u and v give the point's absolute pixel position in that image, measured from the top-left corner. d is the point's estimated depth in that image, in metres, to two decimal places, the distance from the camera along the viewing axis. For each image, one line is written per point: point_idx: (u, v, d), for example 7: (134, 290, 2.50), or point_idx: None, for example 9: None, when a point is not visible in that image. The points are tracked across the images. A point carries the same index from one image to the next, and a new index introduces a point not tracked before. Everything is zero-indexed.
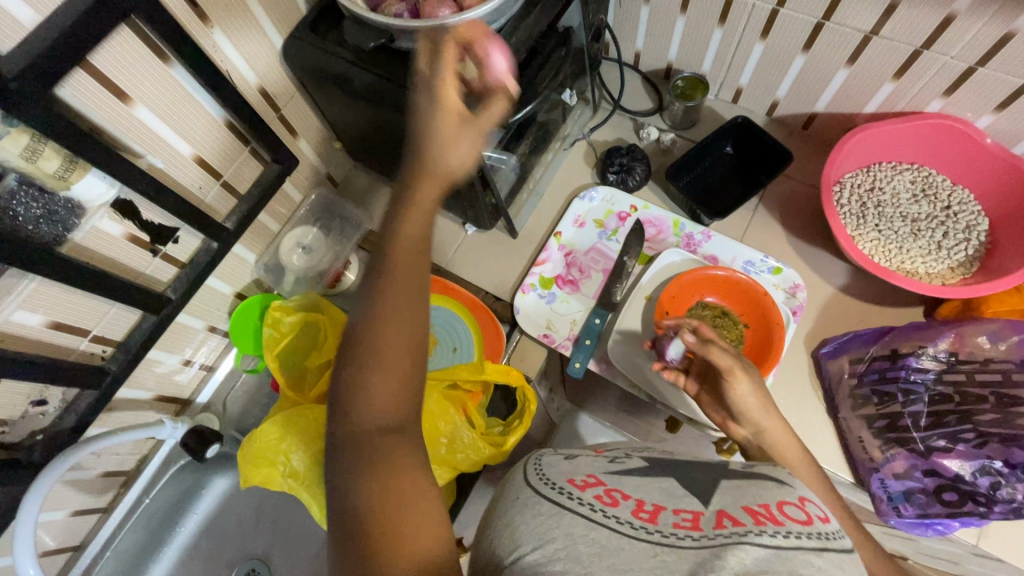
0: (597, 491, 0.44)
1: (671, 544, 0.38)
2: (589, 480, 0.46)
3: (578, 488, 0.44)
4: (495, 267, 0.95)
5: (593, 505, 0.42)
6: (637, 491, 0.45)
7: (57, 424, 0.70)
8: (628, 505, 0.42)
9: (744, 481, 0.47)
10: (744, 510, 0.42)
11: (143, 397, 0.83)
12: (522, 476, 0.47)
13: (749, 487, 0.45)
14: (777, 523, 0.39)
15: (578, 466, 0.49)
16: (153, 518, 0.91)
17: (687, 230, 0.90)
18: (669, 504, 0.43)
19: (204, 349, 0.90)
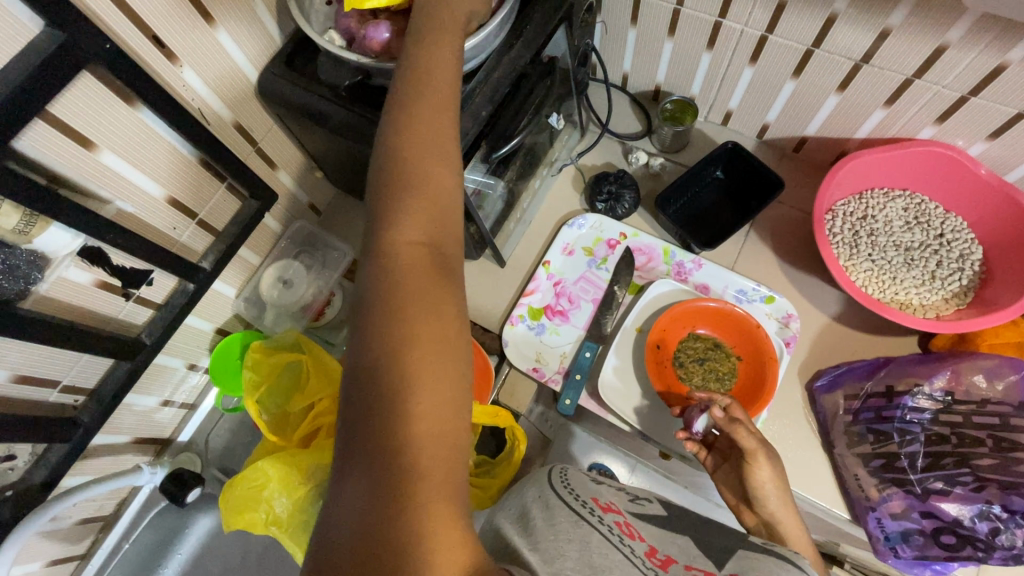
0: (617, 521, 0.46)
1: None
2: (607, 507, 0.48)
3: (599, 510, 0.47)
4: (481, 297, 0.92)
5: (613, 530, 0.44)
6: (654, 539, 0.46)
7: (27, 480, 0.67)
8: (641, 546, 0.44)
9: (761, 554, 0.46)
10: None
11: (121, 442, 0.81)
12: (549, 479, 0.50)
13: (766, 560, 0.44)
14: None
15: (601, 492, 0.51)
16: (134, 562, 0.88)
17: (677, 258, 0.89)
18: (681, 560, 0.44)
19: (184, 388, 0.87)
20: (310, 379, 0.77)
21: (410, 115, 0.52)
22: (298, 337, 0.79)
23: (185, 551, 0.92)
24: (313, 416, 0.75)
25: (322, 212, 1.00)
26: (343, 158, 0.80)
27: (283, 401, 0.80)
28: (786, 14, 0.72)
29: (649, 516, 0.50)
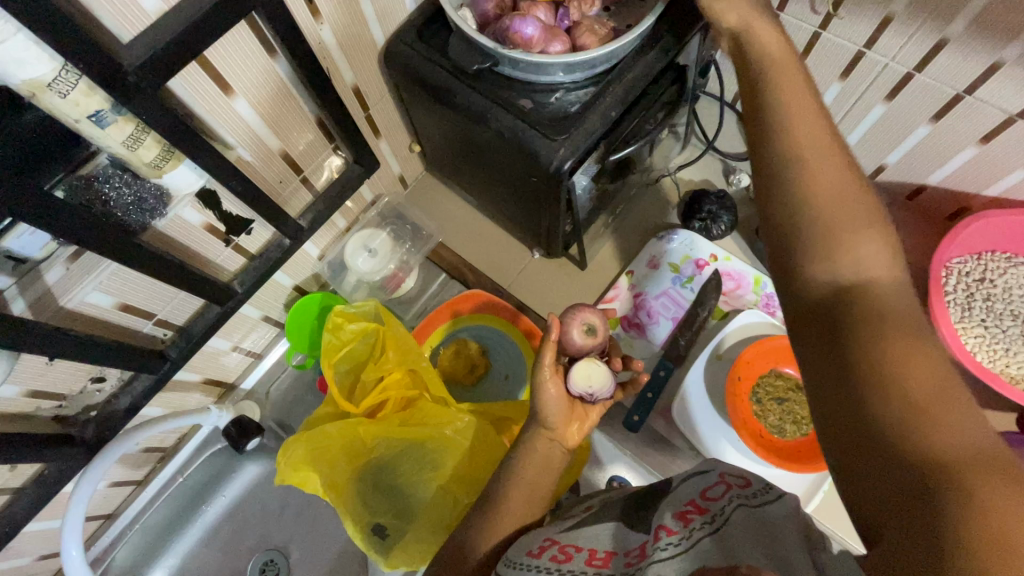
0: (553, 552, 0.49)
1: None
2: (543, 544, 0.51)
3: (533, 558, 0.49)
4: (559, 297, 0.92)
5: (549, 569, 0.47)
6: (589, 539, 0.50)
7: (111, 404, 0.68)
8: (583, 556, 0.48)
9: (673, 494, 0.50)
10: (674, 516, 0.46)
11: (191, 380, 0.83)
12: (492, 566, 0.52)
13: (678, 496, 0.49)
14: (706, 513, 0.45)
15: (535, 533, 0.53)
16: (183, 494, 0.92)
17: (767, 290, 0.86)
18: (619, 549, 0.48)
19: (254, 336, 0.88)
20: (389, 353, 0.77)
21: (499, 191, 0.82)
22: (377, 307, 0.79)
23: (231, 494, 0.94)
24: (386, 391, 0.76)
25: (409, 186, 1.00)
26: (449, 137, 0.79)
27: (355, 368, 0.79)
28: (943, 54, 0.68)
29: (582, 522, 0.53)
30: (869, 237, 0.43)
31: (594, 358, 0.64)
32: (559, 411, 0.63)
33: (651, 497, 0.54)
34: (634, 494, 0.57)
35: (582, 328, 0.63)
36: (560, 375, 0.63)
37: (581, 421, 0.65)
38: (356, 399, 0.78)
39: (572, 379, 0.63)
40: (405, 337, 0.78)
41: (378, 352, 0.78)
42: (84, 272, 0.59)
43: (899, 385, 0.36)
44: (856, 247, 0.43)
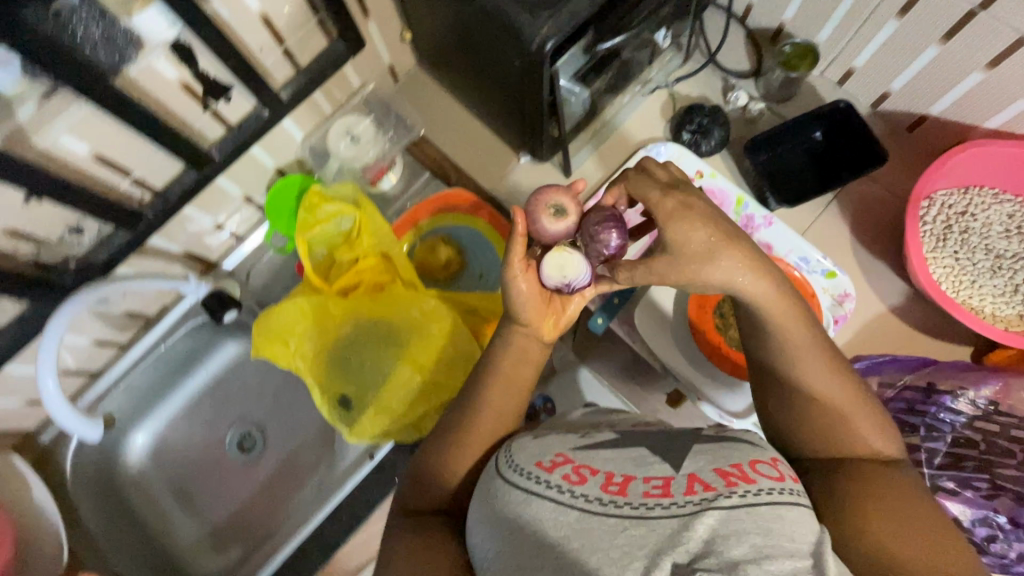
0: (565, 470, 0.48)
1: (642, 515, 0.44)
2: (555, 458, 0.49)
3: (545, 471, 0.48)
4: None
5: (560, 486, 0.47)
6: (605, 464, 0.49)
7: (90, 256, 0.72)
8: (598, 480, 0.47)
9: (715, 445, 0.49)
10: (715, 472, 0.46)
11: (172, 250, 0.85)
12: (496, 465, 0.52)
13: (720, 449, 0.48)
14: (750, 481, 0.44)
15: (547, 444, 0.52)
16: (165, 363, 0.96)
17: (748, 211, 0.84)
18: (638, 473, 0.47)
19: (237, 217, 0.90)
20: (362, 236, 0.78)
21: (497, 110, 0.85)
22: (354, 191, 0.79)
23: (211, 369, 0.99)
24: (358, 272, 0.78)
25: (400, 80, 0.97)
26: (438, 21, 0.76)
27: (329, 249, 0.81)
28: None
29: (600, 445, 0.51)
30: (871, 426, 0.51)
31: (565, 246, 0.61)
32: (533, 306, 0.59)
33: (686, 437, 0.51)
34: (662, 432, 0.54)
35: (551, 212, 0.62)
36: (534, 268, 0.59)
37: (557, 319, 0.61)
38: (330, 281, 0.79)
39: (545, 268, 0.59)
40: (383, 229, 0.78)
41: (354, 239, 0.78)
42: (56, 113, 0.58)
43: (904, 532, 0.43)
44: (860, 427, 0.50)
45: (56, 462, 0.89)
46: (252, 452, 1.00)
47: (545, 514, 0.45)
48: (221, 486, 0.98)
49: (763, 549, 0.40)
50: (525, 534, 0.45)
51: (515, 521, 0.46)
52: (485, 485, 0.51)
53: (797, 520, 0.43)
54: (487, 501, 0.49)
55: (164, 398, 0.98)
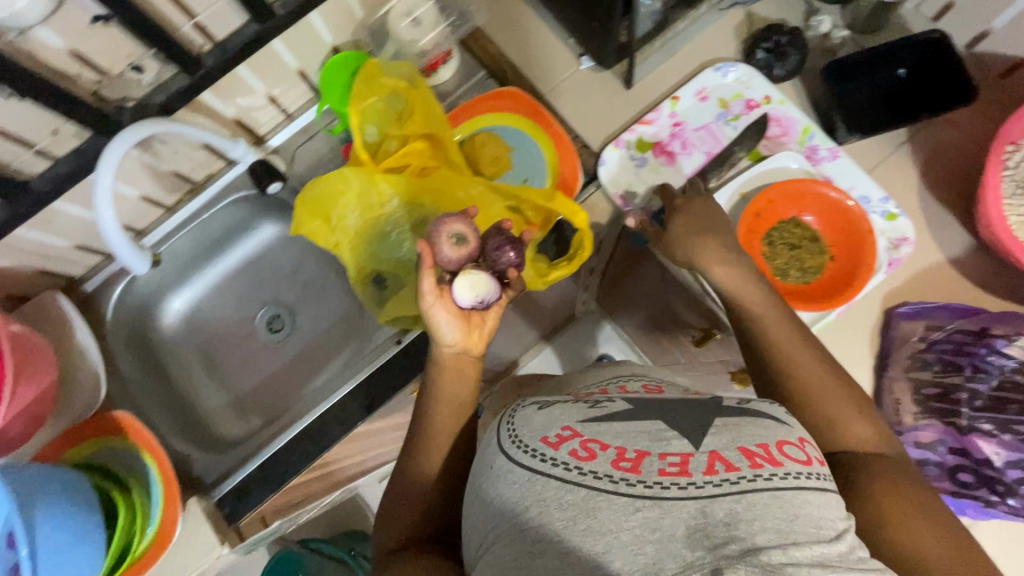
0: (572, 445, 0.46)
1: (658, 496, 0.41)
2: (563, 432, 0.47)
3: (551, 447, 0.46)
4: (594, 109, 0.87)
5: (567, 465, 0.44)
6: (617, 437, 0.46)
7: (148, 95, 0.71)
8: (610, 455, 0.44)
9: (739, 419, 0.48)
10: (740, 451, 0.44)
11: (224, 114, 0.85)
12: (496, 435, 0.50)
13: (746, 423, 0.47)
14: (777, 464, 0.43)
15: (554, 417, 0.49)
16: (207, 232, 0.97)
17: (813, 142, 0.81)
18: (653, 450, 0.45)
19: (290, 93, 0.90)
20: (413, 116, 0.77)
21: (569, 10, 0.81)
22: (411, 70, 0.77)
23: (248, 248, 1.02)
24: (405, 151, 0.77)
25: None
26: None
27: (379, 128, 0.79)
28: None
29: (614, 417, 0.48)
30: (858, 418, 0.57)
31: (469, 271, 0.63)
32: (456, 327, 0.61)
33: (711, 407, 0.49)
34: (680, 399, 0.52)
35: (450, 241, 0.64)
36: (447, 295, 0.62)
37: (482, 330, 0.62)
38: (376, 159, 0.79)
39: (457, 293, 0.61)
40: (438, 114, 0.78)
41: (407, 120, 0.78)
42: None
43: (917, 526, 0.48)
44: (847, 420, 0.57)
45: (97, 310, 0.92)
46: (283, 332, 1.04)
47: (551, 494, 0.43)
48: (250, 360, 1.02)
49: (783, 539, 0.40)
50: (524, 523, 0.43)
51: (518, 497, 0.45)
52: (480, 462, 0.50)
53: (813, 500, 0.42)
54: (486, 482, 0.48)
55: (203, 268, 1.01)
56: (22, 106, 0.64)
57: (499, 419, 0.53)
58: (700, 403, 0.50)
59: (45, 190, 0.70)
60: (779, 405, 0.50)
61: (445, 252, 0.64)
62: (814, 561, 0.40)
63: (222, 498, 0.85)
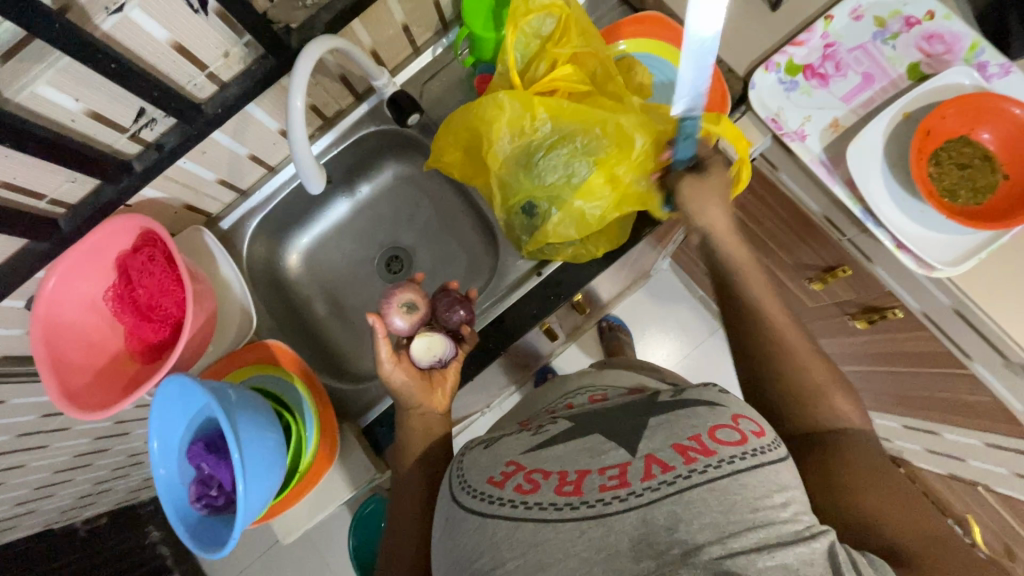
0: (518, 481, 0.52)
1: (601, 513, 0.47)
2: (507, 469, 0.54)
3: (497, 487, 0.52)
4: (736, 32, 0.85)
5: (513, 500, 0.51)
6: (556, 464, 0.53)
7: (313, 17, 0.71)
8: (551, 483, 0.51)
9: (672, 414, 0.54)
10: (674, 449, 0.50)
11: (363, 43, 0.84)
12: (450, 489, 0.57)
13: (678, 418, 0.53)
14: (710, 454, 0.49)
15: (498, 454, 0.57)
16: (333, 170, 0.97)
17: (982, 58, 0.77)
18: (593, 467, 0.51)
19: (423, 23, 0.89)
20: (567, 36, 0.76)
21: None
22: None
23: (368, 189, 1.03)
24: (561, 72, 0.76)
25: None
26: None
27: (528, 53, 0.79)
28: None
29: (555, 439, 0.56)
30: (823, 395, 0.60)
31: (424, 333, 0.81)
32: (420, 389, 0.78)
33: (645, 409, 0.56)
34: (618, 408, 0.59)
35: (401, 309, 0.81)
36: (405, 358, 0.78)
37: (444, 389, 0.80)
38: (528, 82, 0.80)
39: (415, 357, 0.80)
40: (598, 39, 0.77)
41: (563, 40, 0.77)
42: None
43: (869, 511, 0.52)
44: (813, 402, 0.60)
45: (233, 248, 0.94)
46: (401, 274, 1.05)
47: (502, 533, 0.49)
48: (371, 300, 1.03)
49: (725, 530, 0.46)
50: (482, 568, 0.50)
51: (483, 552, 0.50)
52: (446, 516, 0.56)
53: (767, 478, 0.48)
54: (453, 526, 0.54)
55: (326, 208, 1.02)
56: (205, 23, 0.64)
57: (449, 470, 0.60)
58: (639, 408, 0.57)
59: (216, 115, 0.72)
60: (717, 389, 0.57)
61: (397, 323, 0.81)
62: (754, 545, 0.45)
63: (369, 425, 0.87)
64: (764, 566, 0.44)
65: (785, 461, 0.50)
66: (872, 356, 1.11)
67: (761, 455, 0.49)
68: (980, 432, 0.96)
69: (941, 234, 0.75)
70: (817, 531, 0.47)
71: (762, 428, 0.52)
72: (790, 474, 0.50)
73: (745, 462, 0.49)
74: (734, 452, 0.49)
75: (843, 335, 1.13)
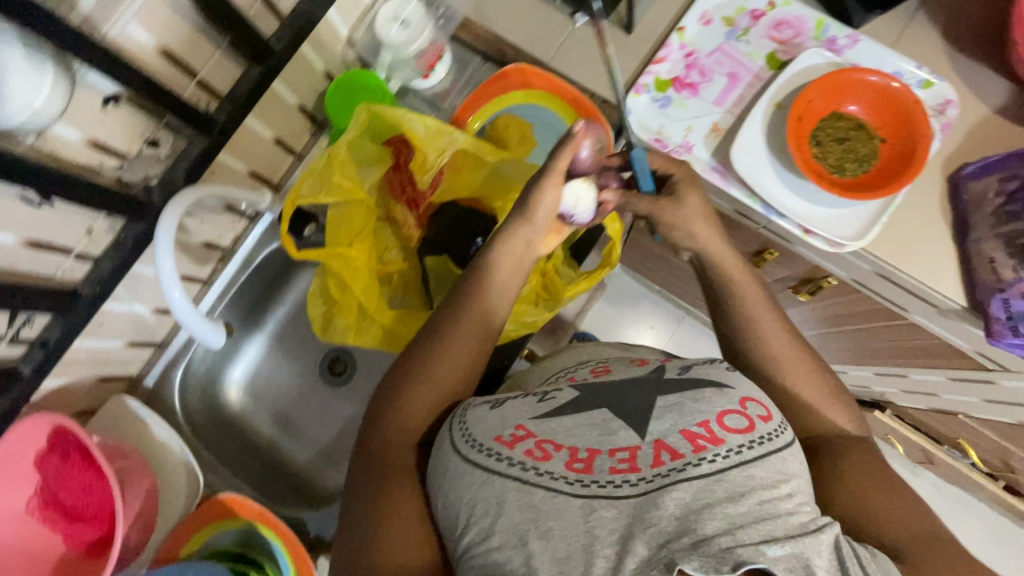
0: (528, 445, 0.50)
1: (613, 496, 0.46)
2: (516, 431, 0.51)
3: (506, 447, 0.49)
4: (601, 63, 0.86)
5: (523, 464, 0.48)
6: (569, 436, 0.51)
7: (171, 170, 0.69)
8: (563, 457, 0.49)
9: (680, 395, 0.52)
10: (683, 435, 0.49)
11: (240, 169, 0.81)
12: (449, 438, 0.53)
13: (686, 399, 0.51)
14: (719, 443, 0.47)
15: (506, 415, 0.52)
16: (249, 297, 0.95)
17: (830, 34, 0.80)
18: (603, 446, 0.50)
19: (295, 130, 0.87)
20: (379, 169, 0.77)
21: None
22: (365, 109, 0.69)
23: (292, 300, 1.00)
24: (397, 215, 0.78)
25: None
26: None
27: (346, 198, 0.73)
28: None
29: (563, 409, 0.53)
30: (829, 406, 0.59)
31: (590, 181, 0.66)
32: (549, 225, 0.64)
33: (653, 387, 0.54)
34: (627, 379, 0.56)
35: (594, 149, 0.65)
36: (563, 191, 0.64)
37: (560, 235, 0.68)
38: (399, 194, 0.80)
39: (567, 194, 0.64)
40: (394, 114, 0.69)
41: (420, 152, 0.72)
42: None
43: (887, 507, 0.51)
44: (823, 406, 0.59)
45: (165, 403, 0.91)
46: (348, 374, 1.01)
47: (508, 494, 0.47)
48: (324, 408, 1.00)
49: (733, 520, 0.44)
50: (472, 541, 0.47)
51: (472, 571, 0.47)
52: (436, 472, 0.52)
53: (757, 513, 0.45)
54: (446, 482, 0.50)
55: (255, 331, 0.98)
56: (54, 212, 0.61)
57: (450, 417, 0.56)
58: (648, 382, 0.55)
59: (95, 294, 0.68)
60: (722, 366, 0.55)
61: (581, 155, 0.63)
62: (761, 538, 0.43)
63: None
64: (772, 557, 0.42)
65: (794, 445, 0.50)
66: (824, 318, 1.12)
67: (772, 442, 0.48)
68: (940, 370, 0.98)
69: (835, 210, 0.76)
70: (824, 523, 0.45)
71: (770, 412, 0.50)
72: (796, 456, 0.49)
73: (756, 451, 0.47)
74: (743, 443, 0.47)
75: (792, 306, 1.14)
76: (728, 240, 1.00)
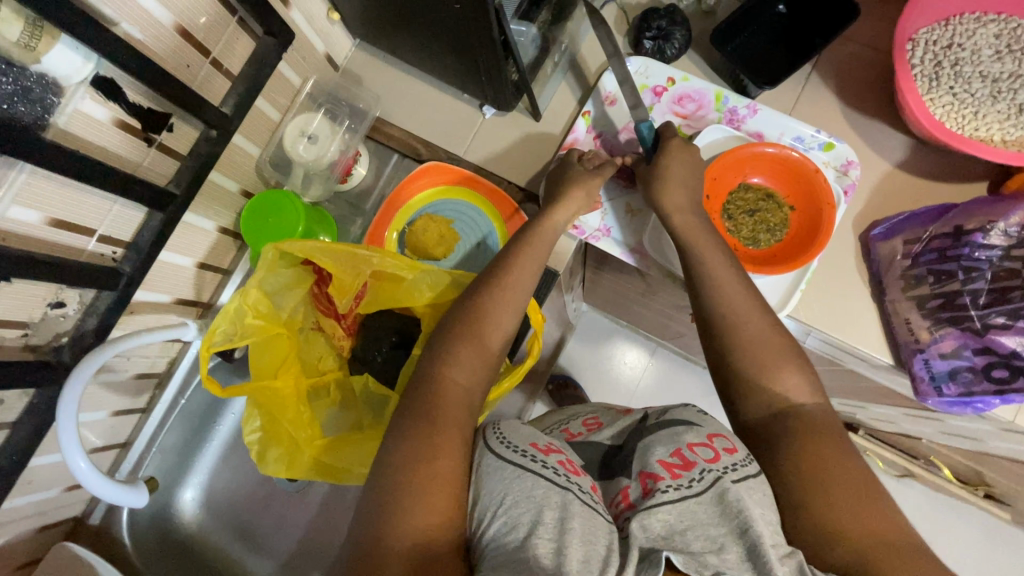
0: (558, 458, 0.54)
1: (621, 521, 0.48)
2: (548, 443, 0.56)
3: (541, 451, 0.54)
4: (513, 152, 0.87)
5: (556, 468, 0.52)
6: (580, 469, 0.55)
7: (81, 326, 0.68)
8: (580, 476, 0.53)
9: (663, 430, 0.56)
10: (660, 463, 0.51)
11: (163, 301, 0.80)
12: (485, 438, 0.56)
13: (668, 435, 0.55)
14: (701, 464, 0.50)
15: (536, 431, 0.58)
16: (192, 416, 0.94)
17: (730, 104, 0.81)
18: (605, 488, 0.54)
19: (218, 250, 0.86)
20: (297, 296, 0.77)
21: (457, 73, 0.80)
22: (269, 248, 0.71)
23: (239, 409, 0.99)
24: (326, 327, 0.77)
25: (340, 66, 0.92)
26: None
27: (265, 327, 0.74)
28: None
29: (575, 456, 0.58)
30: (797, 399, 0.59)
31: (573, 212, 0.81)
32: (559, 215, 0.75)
33: (638, 435, 0.58)
34: (622, 437, 0.61)
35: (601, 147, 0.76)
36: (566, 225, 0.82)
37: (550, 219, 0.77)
38: (328, 311, 0.79)
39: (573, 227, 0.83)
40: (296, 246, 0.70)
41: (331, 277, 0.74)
42: None
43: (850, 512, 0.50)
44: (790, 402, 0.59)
45: (114, 538, 0.90)
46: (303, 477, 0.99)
47: (541, 487, 0.49)
48: (280, 517, 0.98)
49: (718, 540, 0.46)
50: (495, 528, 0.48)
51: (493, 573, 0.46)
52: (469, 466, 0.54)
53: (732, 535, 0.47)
54: (480, 476, 0.52)
55: (200, 449, 0.96)
56: None
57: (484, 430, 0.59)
58: (633, 433, 0.59)
59: (13, 462, 0.67)
60: (695, 408, 0.59)
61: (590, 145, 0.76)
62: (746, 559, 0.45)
63: None
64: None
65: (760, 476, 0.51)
66: None
67: (745, 469, 0.51)
68: (890, 406, 0.98)
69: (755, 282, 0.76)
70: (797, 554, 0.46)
71: (736, 446, 0.52)
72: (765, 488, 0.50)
73: (732, 476, 0.49)
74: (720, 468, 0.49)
75: None
76: (670, 299, 1.00)
